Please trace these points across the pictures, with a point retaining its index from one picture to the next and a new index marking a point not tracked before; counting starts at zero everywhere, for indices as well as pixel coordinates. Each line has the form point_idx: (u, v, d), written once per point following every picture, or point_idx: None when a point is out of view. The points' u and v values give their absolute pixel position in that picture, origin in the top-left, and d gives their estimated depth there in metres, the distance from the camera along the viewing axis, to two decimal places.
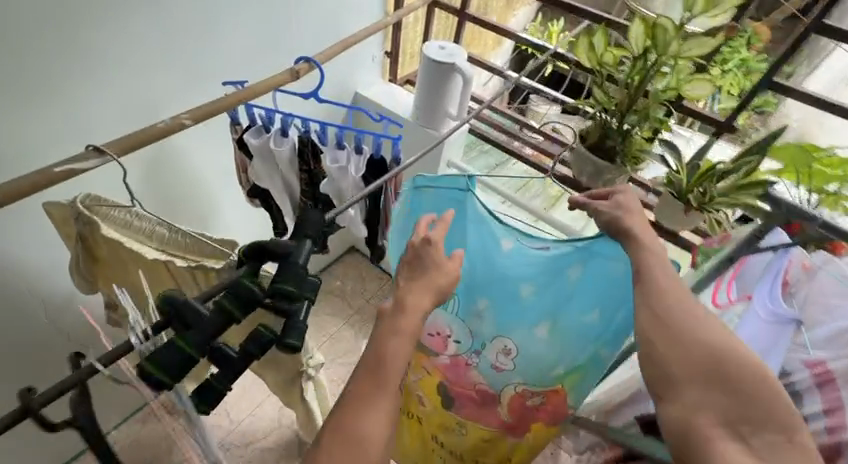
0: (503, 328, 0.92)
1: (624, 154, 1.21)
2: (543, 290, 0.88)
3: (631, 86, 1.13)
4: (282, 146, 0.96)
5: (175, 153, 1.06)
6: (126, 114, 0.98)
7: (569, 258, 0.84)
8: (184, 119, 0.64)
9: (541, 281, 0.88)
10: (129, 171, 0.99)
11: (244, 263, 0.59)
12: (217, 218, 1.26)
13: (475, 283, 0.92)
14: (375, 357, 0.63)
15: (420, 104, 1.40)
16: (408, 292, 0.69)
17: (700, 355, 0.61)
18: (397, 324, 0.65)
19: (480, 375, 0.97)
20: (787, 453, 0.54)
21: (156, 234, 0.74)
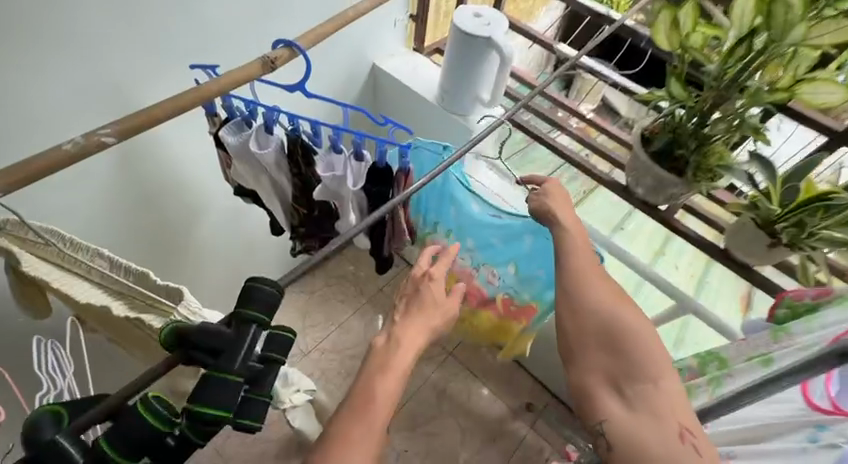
0: (488, 259, 1.17)
1: (697, 166, 0.95)
2: (509, 240, 1.09)
3: (721, 80, 0.87)
4: (267, 147, 0.79)
5: (145, 141, 0.89)
6: (100, 109, 0.80)
7: (522, 228, 1.04)
8: (101, 137, 0.48)
9: (507, 234, 1.08)
10: (90, 165, 0.83)
11: (170, 349, 0.44)
12: (203, 212, 1.11)
13: (459, 226, 1.15)
14: (364, 398, 0.53)
15: (445, 85, 1.17)
16: (404, 331, 0.59)
17: (594, 325, 0.61)
18: (386, 363, 0.56)
19: (478, 281, 1.23)
20: (657, 402, 0.55)
21: (94, 271, 0.61)
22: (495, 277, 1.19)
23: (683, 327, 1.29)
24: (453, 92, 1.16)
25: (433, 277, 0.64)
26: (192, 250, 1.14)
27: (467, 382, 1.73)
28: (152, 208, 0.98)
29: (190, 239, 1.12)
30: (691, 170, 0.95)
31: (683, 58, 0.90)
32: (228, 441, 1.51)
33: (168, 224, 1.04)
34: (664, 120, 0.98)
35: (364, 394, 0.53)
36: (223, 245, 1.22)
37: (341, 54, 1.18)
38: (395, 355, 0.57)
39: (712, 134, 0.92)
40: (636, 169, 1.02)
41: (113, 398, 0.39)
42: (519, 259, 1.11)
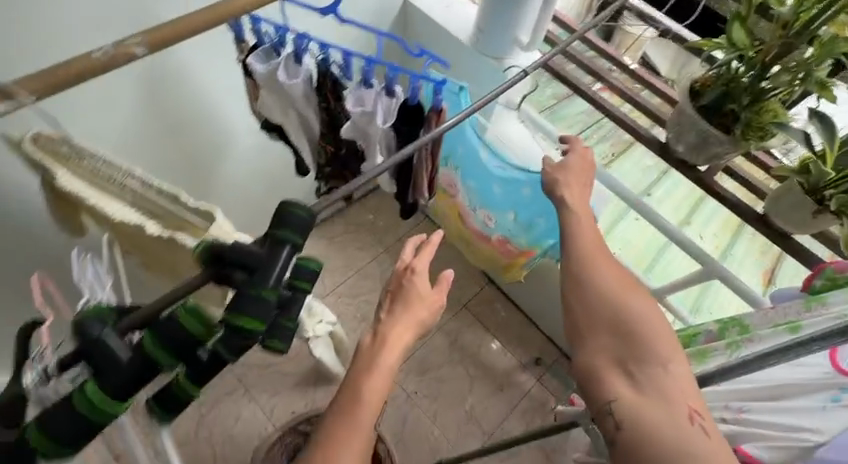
0: (484, 204, 1.16)
1: (749, 123, 0.88)
2: (510, 188, 1.09)
3: (792, 27, 0.81)
4: (296, 78, 0.76)
5: (173, 66, 0.88)
6: (124, 26, 0.78)
7: (522, 180, 1.06)
8: (133, 47, 0.48)
9: (509, 183, 1.08)
10: (115, 87, 0.83)
11: (205, 269, 0.45)
12: (230, 146, 1.10)
13: (463, 166, 1.13)
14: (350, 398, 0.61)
15: (480, 26, 1.10)
16: (390, 327, 0.71)
17: (602, 306, 0.57)
18: (367, 366, 0.65)
19: (474, 220, 1.22)
20: (669, 385, 0.50)
21: (127, 189, 0.63)
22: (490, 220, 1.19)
23: (705, 291, 1.27)
24: (491, 33, 1.09)
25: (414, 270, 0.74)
26: (216, 186, 1.14)
27: (478, 334, 1.77)
28: (180, 138, 0.98)
29: (218, 173, 1.13)
30: (742, 127, 0.89)
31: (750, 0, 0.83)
32: (249, 372, 1.60)
33: (196, 154, 1.04)
34: (717, 72, 0.91)
35: (348, 388, 0.63)
36: (247, 184, 1.22)
37: None
38: (378, 357, 0.66)
39: (770, 88, 0.86)
40: (678, 124, 0.96)
41: (147, 309, 0.41)
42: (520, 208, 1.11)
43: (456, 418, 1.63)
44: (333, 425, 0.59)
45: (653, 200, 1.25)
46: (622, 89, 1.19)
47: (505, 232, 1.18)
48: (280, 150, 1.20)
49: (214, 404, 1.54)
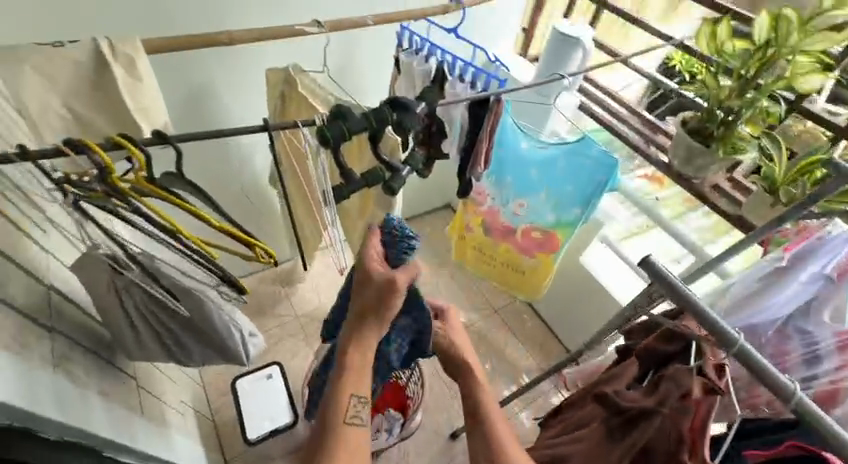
0: (520, 192, 1.44)
1: (721, 140, 1.23)
2: (570, 164, 1.33)
3: (745, 76, 1.15)
4: (423, 65, 1.21)
5: (233, 53, 1.12)
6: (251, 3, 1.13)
7: (583, 155, 1.30)
8: (369, 19, 0.94)
9: (568, 157, 1.32)
10: (265, 49, 1.16)
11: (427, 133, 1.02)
12: (295, 60, 1.20)
13: (505, 162, 1.41)
14: (339, 370, 0.68)
15: (539, 68, 1.47)
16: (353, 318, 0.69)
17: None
18: (345, 362, 0.68)
19: (504, 216, 1.52)
20: None
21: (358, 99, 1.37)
22: (522, 208, 1.47)
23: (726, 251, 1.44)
24: (545, 73, 1.45)
25: (364, 261, 0.69)
26: (356, 90, 1.36)
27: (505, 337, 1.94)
28: (275, 56, 1.18)
29: (255, 77, 1.19)
30: (713, 142, 1.24)
31: (718, 61, 1.20)
32: (311, 323, 1.91)
33: (240, 67, 1.15)
34: (701, 113, 1.27)
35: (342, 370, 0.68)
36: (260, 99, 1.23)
37: (477, 35, 1.60)
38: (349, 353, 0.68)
39: (734, 115, 1.19)
40: (675, 142, 1.32)
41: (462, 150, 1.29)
42: (552, 185, 1.39)
43: None
44: (337, 435, 0.65)
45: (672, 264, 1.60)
46: (644, 122, 1.59)
47: (532, 217, 1.48)
48: (359, 76, 1.33)
49: (279, 340, 1.86)
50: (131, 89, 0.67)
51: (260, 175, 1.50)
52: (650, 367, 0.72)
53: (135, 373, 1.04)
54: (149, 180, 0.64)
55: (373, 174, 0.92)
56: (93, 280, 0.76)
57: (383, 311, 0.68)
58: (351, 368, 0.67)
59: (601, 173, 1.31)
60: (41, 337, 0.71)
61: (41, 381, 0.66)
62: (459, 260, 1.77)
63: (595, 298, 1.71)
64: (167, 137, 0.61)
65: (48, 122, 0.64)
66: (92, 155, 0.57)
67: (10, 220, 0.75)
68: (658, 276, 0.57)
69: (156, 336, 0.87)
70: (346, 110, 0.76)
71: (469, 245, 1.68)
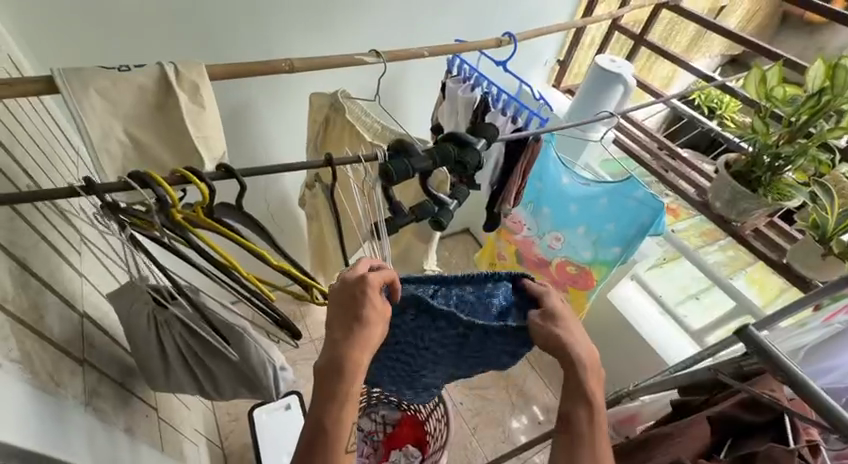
0: (558, 226, 1.37)
1: (768, 185, 1.21)
2: (613, 202, 1.23)
3: (795, 123, 1.14)
4: (467, 95, 1.21)
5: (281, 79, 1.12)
6: (298, 30, 1.15)
7: (626, 193, 1.20)
8: (425, 50, 0.92)
9: (610, 194, 1.23)
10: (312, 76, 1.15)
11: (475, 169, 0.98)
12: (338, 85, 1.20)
13: (545, 194, 1.35)
14: (329, 393, 0.54)
15: (577, 102, 1.46)
16: (343, 334, 0.56)
17: None
18: (339, 385, 0.54)
19: (539, 248, 1.45)
20: None
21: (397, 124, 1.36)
22: (558, 241, 1.40)
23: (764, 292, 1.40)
24: (584, 105, 1.44)
25: (370, 280, 0.59)
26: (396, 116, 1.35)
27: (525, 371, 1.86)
28: (320, 81, 1.17)
29: (299, 102, 1.18)
30: (759, 187, 1.22)
31: (767, 105, 1.19)
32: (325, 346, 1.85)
33: (284, 91, 1.14)
34: (746, 157, 1.25)
35: (337, 394, 0.54)
36: (301, 122, 1.22)
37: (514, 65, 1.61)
38: (341, 381, 0.55)
39: (783, 161, 1.17)
40: (718, 185, 1.30)
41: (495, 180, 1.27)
42: (590, 222, 1.30)
43: (493, 437, 1.67)
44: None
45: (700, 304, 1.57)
46: (679, 161, 1.54)
47: (568, 252, 1.39)
48: (399, 101, 1.33)
49: (293, 361, 1.80)
50: (195, 118, 0.64)
51: (287, 195, 1.47)
52: (727, 435, 0.65)
53: (156, 403, 0.99)
54: (208, 214, 0.61)
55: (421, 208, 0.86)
56: (132, 310, 0.72)
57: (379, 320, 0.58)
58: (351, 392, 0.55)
59: (644, 215, 1.20)
60: (76, 372, 0.67)
61: (75, 424, 0.62)
62: None
63: (625, 338, 1.65)
64: (233, 171, 0.58)
65: (107, 149, 0.61)
66: (157, 188, 0.53)
67: (50, 244, 0.71)
68: (761, 351, 0.52)
69: (189, 372, 0.82)
70: (408, 144, 0.74)
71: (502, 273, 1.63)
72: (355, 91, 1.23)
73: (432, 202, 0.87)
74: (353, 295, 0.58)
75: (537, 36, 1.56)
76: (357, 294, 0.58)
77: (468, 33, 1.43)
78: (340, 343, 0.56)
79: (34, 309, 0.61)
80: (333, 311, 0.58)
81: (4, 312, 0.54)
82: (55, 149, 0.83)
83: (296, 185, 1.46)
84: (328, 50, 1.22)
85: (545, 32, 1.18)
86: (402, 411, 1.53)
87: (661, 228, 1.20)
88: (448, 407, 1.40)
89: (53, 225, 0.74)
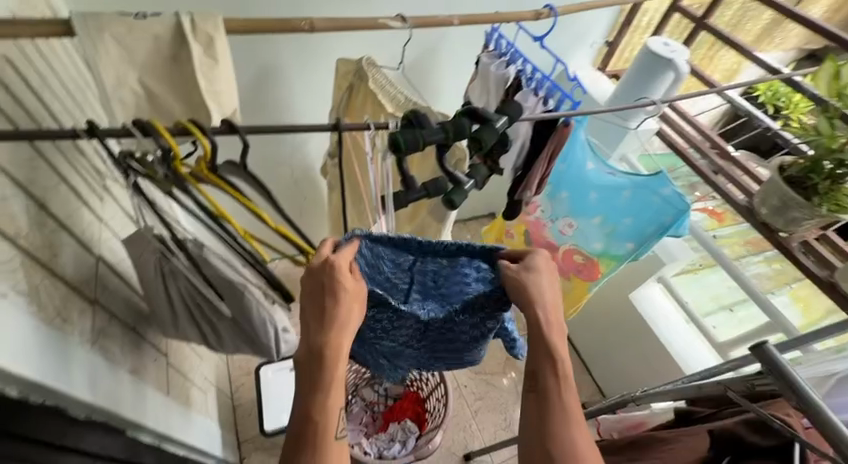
0: (573, 212, 1.29)
1: (825, 195, 1.09)
2: (636, 195, 1.15)
3: None
4: (499, 71, 1.14)
5: (308, 41, 1.10)
6: None
7: (652, 188, 1.12)
8: (454, 18, 0.87)
9: (636, 187, 1.14)
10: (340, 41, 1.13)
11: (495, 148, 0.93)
12: (366, 50, 1.16)
13: (564, 178, 1.26)
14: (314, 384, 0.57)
15: (621, 87, 1.36)
16: (325, 324, 0.60)
17: None
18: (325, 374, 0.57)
19: (549, 231, 1.35)
20: None
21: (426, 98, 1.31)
22: (570, 228, 1.31)
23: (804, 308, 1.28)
24: (627, 91, 1.33)
25: (335, 260, 0.62)
26: (425, 89, 1.31)
27: None
28: (348, 47, 1.14)
29: (326, 67, 1.16)
30: (815, 196, 1.10)
31: (837, 105, 1.08)
32: None
33: (312, 54, 1.12)
34: (803, 160, 1.13)
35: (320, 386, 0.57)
36: (326, 88, 1.20)
37: (557, 43, 1.51)
38: (322, 370, 0.58)
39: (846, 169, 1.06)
40: (767, 189, 1.20)
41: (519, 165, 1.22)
42: (609, 213, 1.22)
43: (494, 422, 1.67)
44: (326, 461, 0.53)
45: (731, 317, 1.46)
46: (728, 160, 1.41)
47: (578, 241, 1.31)
48: (429, 73, 1.28)
49: None
50: (207, 71, 0.64)
51: (311, 161, 1.46)
52: (728, 452, 0.60)
53: (167, 349, 1.03)
54: (212, 170, 0.60)
55: (434, 184, 0.84)
56: (141, 258, 0.74)
57: (353, 309, 0.62)
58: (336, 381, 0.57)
59: (667, 214, 1.12)
60: (85, 311, 0.70)
61: (77, 358, 0.65)
62: None
63: (643, 343, 1.58)
64: (237, 128, 0.57)
65: (120, 97, 0.61)
66: (159, 138, 0.53)
67: (69, 187, 0.74)
68: (772, 369, 0.47)
69: (194, 323, 0.85)
70: (422, 116, 0.70)
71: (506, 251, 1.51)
72: (383, 59, 1.19)
73: (446, 178, 0.84)
74: (326, 286, 0.61)
75: (585, 13, 1.45)
76: (329, 286, 0.61)
77: (509, 5, 1.34)
78: (322, 334, 0.59)
79: (48, 246, 0.64)
80: (307, 302, 0.61)
81: (15, 246, 0.56)
82: (85, 96, 0.86)
83: (320, 153, 1.46)
84: (360, 13, 1.18)
85: (592, 7, 1.08)
86: (405, 387, 1.54)
87: (682, 230, 1.14)
88: (449, 389, 1.40)
89: (73, 167, 0.76)
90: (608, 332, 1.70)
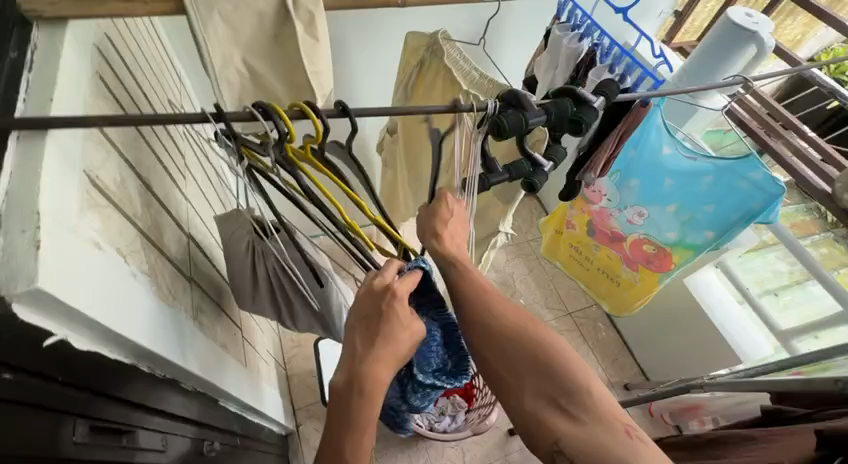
0: (644, 201, 1.23)
1: None
2: (720, 181, 1.10)
3: None
4: (572, 46, 1.09)
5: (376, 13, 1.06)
6: None
7: (739, 172, 1.06)
8: None
9: (719, 172, 1.09)
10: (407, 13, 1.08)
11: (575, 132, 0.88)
12: (433, 23, 1.11)
13: (633, 166, 1.21)
14: (345, 421, 0.55)
15: (693, 62, 1.27)
16: (368, 360, 0.58)
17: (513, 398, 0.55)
18: (359, 413, 0.55)
19: (616, 222, 1.31)
20: None
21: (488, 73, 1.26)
22: (640, 217, 1.26)
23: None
24: (701, 67, 1.25)
25: (396, 293, 0.61)
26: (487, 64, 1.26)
27: (577, 343, 1.81)
28: (416, 21, 1.10)
29: (391, 41, 1.12)
30: None
31: None
32: None
33: (378, 27, 1.08)
34: None
35: (355, 425, 0.55)
36: (389, 63, 1.17)
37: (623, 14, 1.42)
38: (361, 407, 0.56)
39: None
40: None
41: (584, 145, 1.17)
42: (686, 200, 1.17)
43: None
44: None
45: (775, 301, 1.42)
46: (805, 144, 1.33)
47: (649, 231, 1.26)
48: (493, 46, 1.22)
49: None
50: (309, 51, 0.62)
51: (364, 138, 1.44)
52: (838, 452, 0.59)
53: (240, 324, 1.07)
54: (317, 154, 0.60)
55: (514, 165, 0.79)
56: (233, 238, 0.76)
57: (399, 345, 0.60)
58: (369, 424, 0.55)
59: (757, 200, 1.07)
60: (186, 288, 0.72)
61: (185, 333, 0.67)
62: (547, 255, 1.59)
63: (695, 329, 1.56)
64: (348, 110, 0.56)
65: (226, 77, 0.61)
66: (278, 122, 0.52)
67: (163, 166, 0.74)
68: None
69: (275, 305, 0.86)
70: (521, 97, 0.67)
71: (565, 243, 1.49)
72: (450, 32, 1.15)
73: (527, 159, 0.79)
74: (381, 317, 0.61)
75: None
76: (382, 319, 0.60)
77: None
78: (366, 369, 0.57)
79: (155, 227, 0.65)
80: (358, 330, 0.61)
81: (135, 227, 0.58)
82: (165, 74, 0.86)
83: (373, 130, 1.44)
84: None
85: None
86: None
87: (771, 218, 1.09)
88: None
89: (164, 146, 0.77)
90: (657, 316, 1.68)
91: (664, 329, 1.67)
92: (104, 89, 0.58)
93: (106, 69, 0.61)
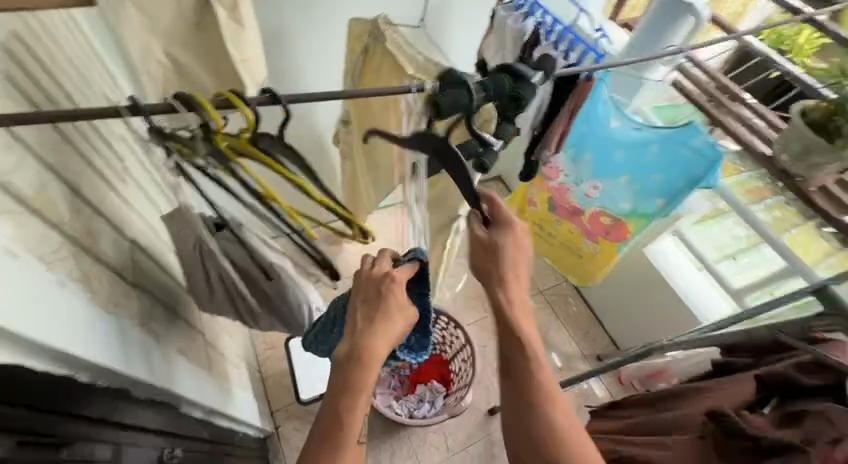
0: (598, 174, 1.26)
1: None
2: (665, 151, 1.14)
3: None
4: (517, 25, 1.10)
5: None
6: None
7: (681, 140, 1.11)
8: None
9: (664, 141, 1.13)
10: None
11: None
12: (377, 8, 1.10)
13: (585, 139, 1.23)
14: (345, 385, 0.60)
15: (637, 36, 1.30)
16: (365, 333, 0.64)
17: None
18: (360, 378, 0.61)
19: (574, 196, 1.34)
20: None
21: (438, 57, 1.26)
22: (596, 190, 1.29)
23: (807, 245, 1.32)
24: (644, 41, 1.28)
25: (395, 278, 0.68)
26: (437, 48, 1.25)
27: (549, 319, 1.85)
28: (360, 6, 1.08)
29: (336, 28, 1.10)
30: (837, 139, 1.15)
31: None
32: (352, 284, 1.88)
33: (321, 15, 1.06)
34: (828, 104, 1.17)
35: (354, 389, 0.60)
36: (336, 52, 1.15)
37: None
38: (359, 372, 0.61)
39: None
40: (789, 135, 1.22)
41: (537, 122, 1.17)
42: (636, 171, 1.21)
43: None
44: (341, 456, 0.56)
45: (735, 265, 1.48)
46: (746, 110, 1.39)
47: (604, 203, 1.30)
48: (440, 30, 1.22)
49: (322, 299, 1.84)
50: (235, 38, 0.60)
51: (319, 132, 1.42)
52: (773, 393, 0.63)
53: (202, 328, 1.05)
54: (252, 143, 0.57)
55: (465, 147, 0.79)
56: (179, 238, 0.73)
57: (397, 321, 0.67)
58: (366, 386, 0.60)
59: (699, 166, 1.12)
60: (129, 294, 0.69)
61: (131, 340, 0.65)
62: None
63: (657, 295, 1.62)
64: (279, 96, 0.53)
65: (148, 70, 0.58)
66: (202, 113, 0.50)
67: (95, 169, 0.71)
68: None
69: (233, 304, 0.84)
70: (461, 76, 0.67)
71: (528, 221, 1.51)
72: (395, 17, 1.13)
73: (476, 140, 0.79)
74: (379, 296, 0.67)
75: None
76: (380, 298, 0.67)
77: None
78: (364, 339, 0.63)
79: (87, 232, 0.62)
80: (357, 308, 0.67)
81: (61, 233, 0.55)
82: (94, 73, 0.82)
83: (328, 122, 1.41)
84: None
85: None
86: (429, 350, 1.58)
87: (712, 183, 1.14)
88: (475, 350, 1.43)
89: (95, 148, 0.73)
90: (621, 287, 1.74)
91: (629, 298, 1.73)
92: (14, 89, 0.55)
93: (16, 67, 0.57)
